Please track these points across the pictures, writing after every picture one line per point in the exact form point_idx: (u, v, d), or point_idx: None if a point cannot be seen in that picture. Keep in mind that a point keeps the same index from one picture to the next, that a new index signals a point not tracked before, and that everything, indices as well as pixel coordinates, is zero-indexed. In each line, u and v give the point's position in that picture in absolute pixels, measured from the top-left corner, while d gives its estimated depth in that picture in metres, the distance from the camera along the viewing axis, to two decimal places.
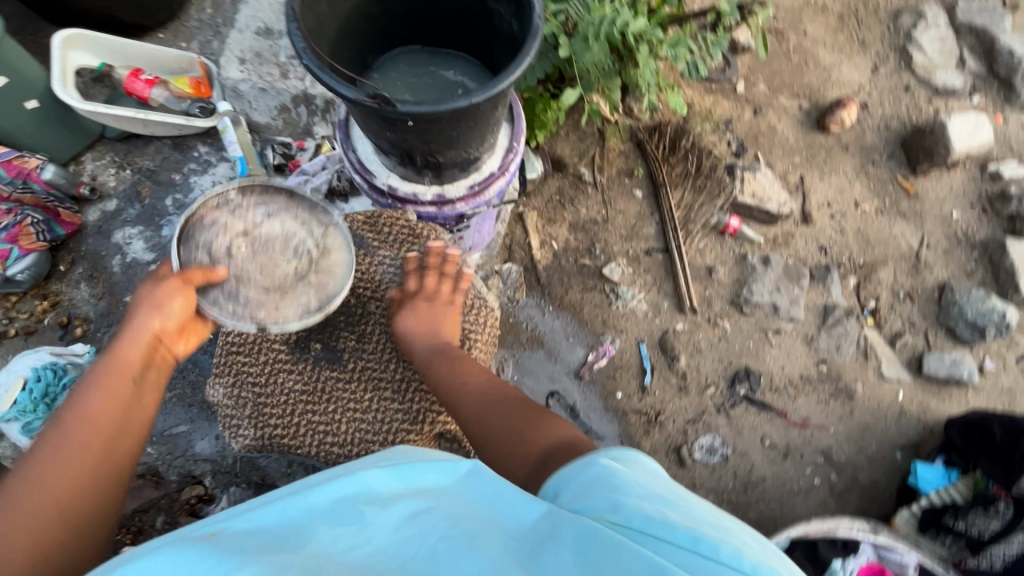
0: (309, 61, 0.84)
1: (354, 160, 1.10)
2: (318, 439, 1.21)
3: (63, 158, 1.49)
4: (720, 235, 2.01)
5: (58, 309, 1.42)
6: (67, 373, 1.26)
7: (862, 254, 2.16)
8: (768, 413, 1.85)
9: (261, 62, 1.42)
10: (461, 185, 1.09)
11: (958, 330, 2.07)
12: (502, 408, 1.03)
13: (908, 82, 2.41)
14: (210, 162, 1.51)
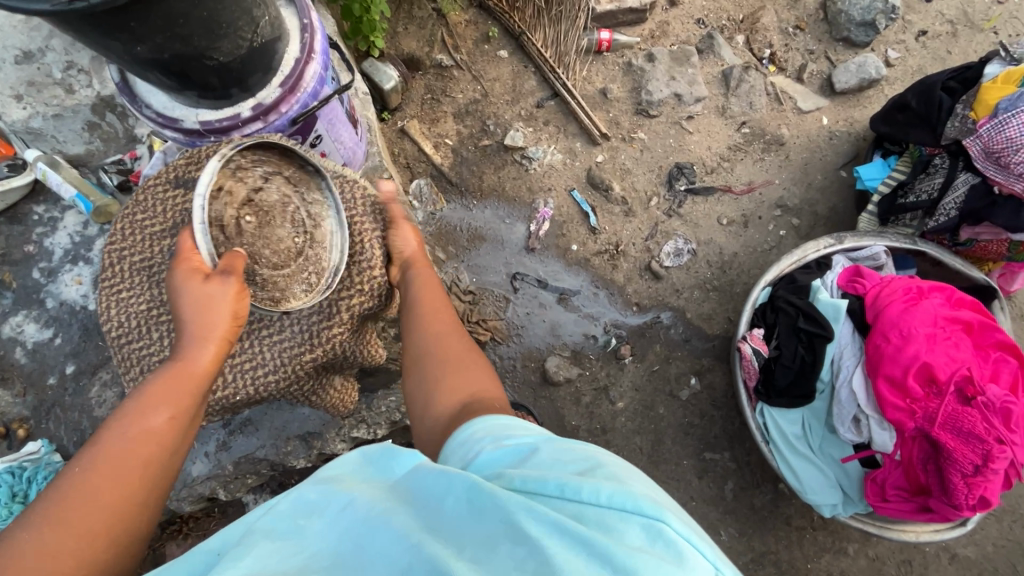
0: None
1: (152, 115, 0.99)
2: (245, 378, 1.03)
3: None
4: (598, 56, 1.94)
5: None
6: (30, 469, 1.13)
7: (739, 10, 2.10)
8: (715, 195, 1.86)
9: (39, 89, 1.22)
10: (274, 86, 1.00)
11: (853, 35, 2.06)
12: (452, 351, 0.93)
13: None
14: (55, 216, 1.29)
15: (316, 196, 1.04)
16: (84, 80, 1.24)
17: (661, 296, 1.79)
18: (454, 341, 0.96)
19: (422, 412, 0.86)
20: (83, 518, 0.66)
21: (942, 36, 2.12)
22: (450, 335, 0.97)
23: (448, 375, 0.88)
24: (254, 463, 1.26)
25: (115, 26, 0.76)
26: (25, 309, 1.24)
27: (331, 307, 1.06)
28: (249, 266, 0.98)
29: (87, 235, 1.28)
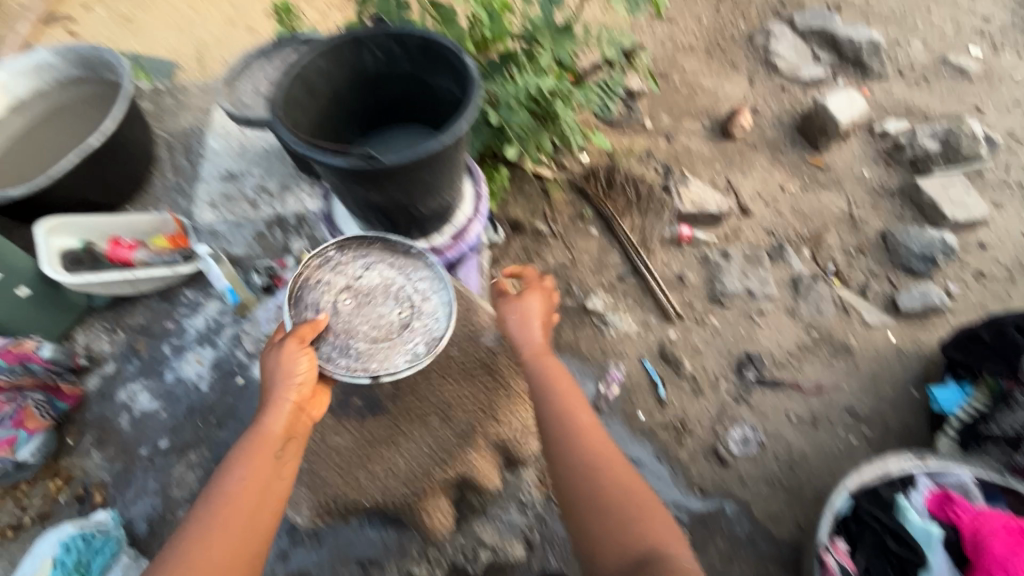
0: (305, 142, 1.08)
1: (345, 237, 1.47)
2: (386, 478, 1.42)
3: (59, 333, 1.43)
4: (677, 245, 2.18)
5: (71, 484, 1.36)
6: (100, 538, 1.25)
7: (805, 227, 2.37)
8: (783, 389, 1.90)
9: (229, 202, 1.62)
10: (444, 235, 1.48)
11: (913, 265, 2.25)
12: (609, 482, 1.10)
13: (781, 84, 2.88)
14: (199, 302, 1.51)
15: (417, 275, 1.38)
16: (268, 201, 1.61)
17: (725, 484, 1.73)
18: (606, 468, 1.12)
19: (595, 553, 1.03)
20: (195, 567, 0.92)
21: (1000, 279, 2.27)
22: (599, 454, 1.15)
23: (607, 514, 1.06)
24: None
25: (375, 180, 1.13)
26: (145, 378, 1.44)
27: (457, 432, 1.45)
28: (346, 340, 1.28)
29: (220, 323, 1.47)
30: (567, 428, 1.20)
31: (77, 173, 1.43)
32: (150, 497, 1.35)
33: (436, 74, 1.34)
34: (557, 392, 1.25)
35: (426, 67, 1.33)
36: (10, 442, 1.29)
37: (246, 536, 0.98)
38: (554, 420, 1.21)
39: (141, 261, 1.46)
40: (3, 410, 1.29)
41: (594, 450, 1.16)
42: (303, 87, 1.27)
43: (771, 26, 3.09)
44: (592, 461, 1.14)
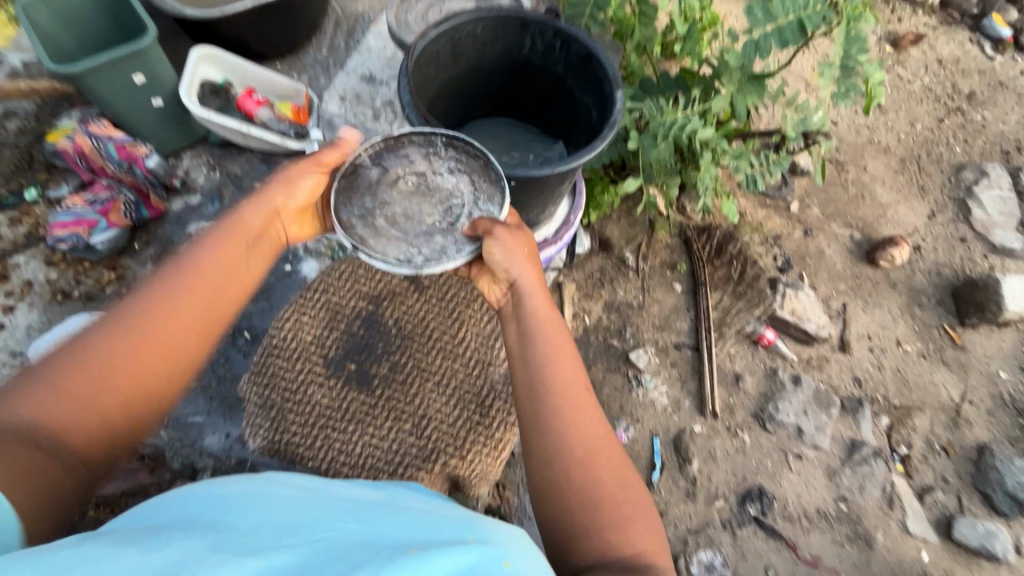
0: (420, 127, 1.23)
1: None
2: (331, 453, 1.23)
3: (169, 148, 1.64)
4: (753, 344, 2.01)
5: (120, 283, 1.54)
6: None
7: (898, 396, 2.10)
8: (777, 542, 1.75)
9: (358, 102, 1.73)
10: None
11: (995, 499, 1.94)
12: (608, 484, 0.97)
13: (963, 235, 2.50)
14: None
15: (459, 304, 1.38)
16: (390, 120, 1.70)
17: None
18: (599, 472, 0.98)
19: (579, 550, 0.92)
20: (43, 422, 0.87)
21: None
22: (598, 478, 0.97)
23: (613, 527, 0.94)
24: None
25: None
26: (216, 224, 1.56)
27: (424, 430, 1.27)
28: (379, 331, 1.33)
29: None
30: (562, 426, 1.01)
31: (248, 19, 1.55)
32: None
33: (581, 89, 1.35)
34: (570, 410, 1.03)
35: (575, 78, 1.35)
36: (92, 227, 1.49)
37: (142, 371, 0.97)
38: (542, 387, 1.04)
39: (261, 120, 1.57)
40: (101, 197, 1.50)
41: (578, 412, 1.03)
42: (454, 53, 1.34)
43: (989, 166, 2.66)
44: (584, 435, 1.01)
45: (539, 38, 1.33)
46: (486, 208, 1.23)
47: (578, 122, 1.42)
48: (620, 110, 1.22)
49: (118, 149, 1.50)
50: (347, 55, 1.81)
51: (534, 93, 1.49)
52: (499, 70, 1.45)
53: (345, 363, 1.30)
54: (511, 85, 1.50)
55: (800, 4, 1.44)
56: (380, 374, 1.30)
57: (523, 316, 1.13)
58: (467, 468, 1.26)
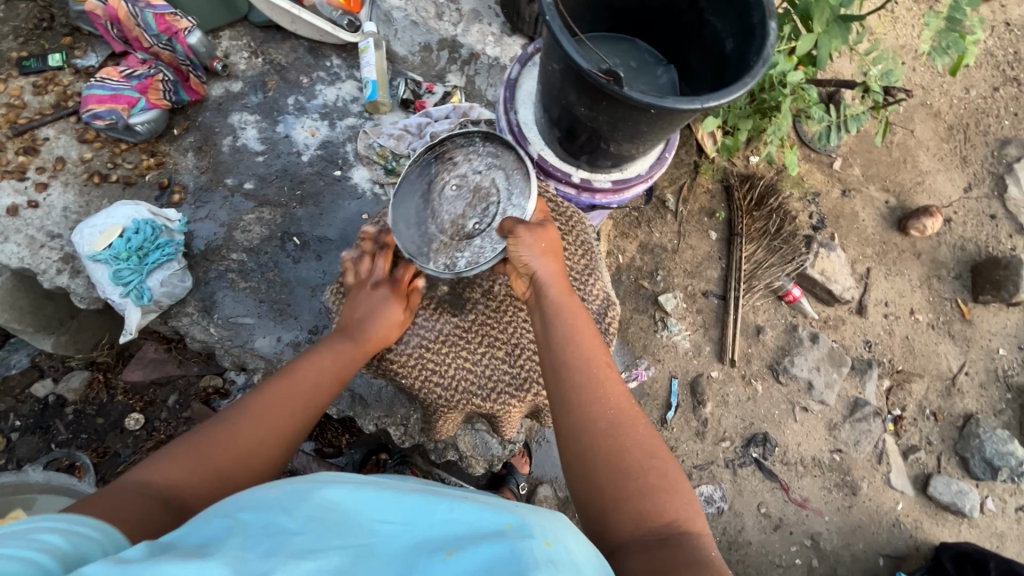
0: (552, 20, 0.99)
1: (513, 122, 1.33)
2: (424, 373, 1.22)
3: (209, 26, 1.57)
4: (777, 299, 2.03)
5: (160, 170, 1.48)
6: (161, 237, 1.33)
7: (902, 361, 2.18)
8: (772, 483, 1.88)
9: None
10: (607, 180, 1.31)
11: (971, 463, 2.08)
12: (640, 458, 0.84)
13: (995, 211, 2.47)
14: (338, 76, 1.57)
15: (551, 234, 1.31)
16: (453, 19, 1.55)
17: None
18: (626, 447, 0.85)
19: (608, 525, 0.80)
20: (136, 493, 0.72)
21: None
22: (625, 452, 0.85)
23: (642, 494, 0.81)
24: None
25: (595, 96, 1.04)
26: (260, 117, 1.52)
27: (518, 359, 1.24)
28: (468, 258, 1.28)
29: (346, 108, 1.54)
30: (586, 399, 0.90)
31: None
32: (215, 224, 1.43)
33: (717, 12, 1.14)
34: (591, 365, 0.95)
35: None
36: (131, 104, 1.42)
37: (251, 446, 0.86)
38: (566, 365, 0.95)
39: (311, 3, 1.50)
40: (139, 71, 1.44)
41: (601, 385, 0.93)
42: None
43: None
44: (612, 409, 0.90)
45: None
46: (519, 203, 1.20)
47: (703, 51, 1.21)
48: (772, 47, 1.02)
49: (156, 17, 1.43)
50: None
51: (654, 11, 1.26)
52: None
53: (439, 283, 1.25)
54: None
55: None
56: (474, 299, 1.26)
57: (543, 305, 1.05)
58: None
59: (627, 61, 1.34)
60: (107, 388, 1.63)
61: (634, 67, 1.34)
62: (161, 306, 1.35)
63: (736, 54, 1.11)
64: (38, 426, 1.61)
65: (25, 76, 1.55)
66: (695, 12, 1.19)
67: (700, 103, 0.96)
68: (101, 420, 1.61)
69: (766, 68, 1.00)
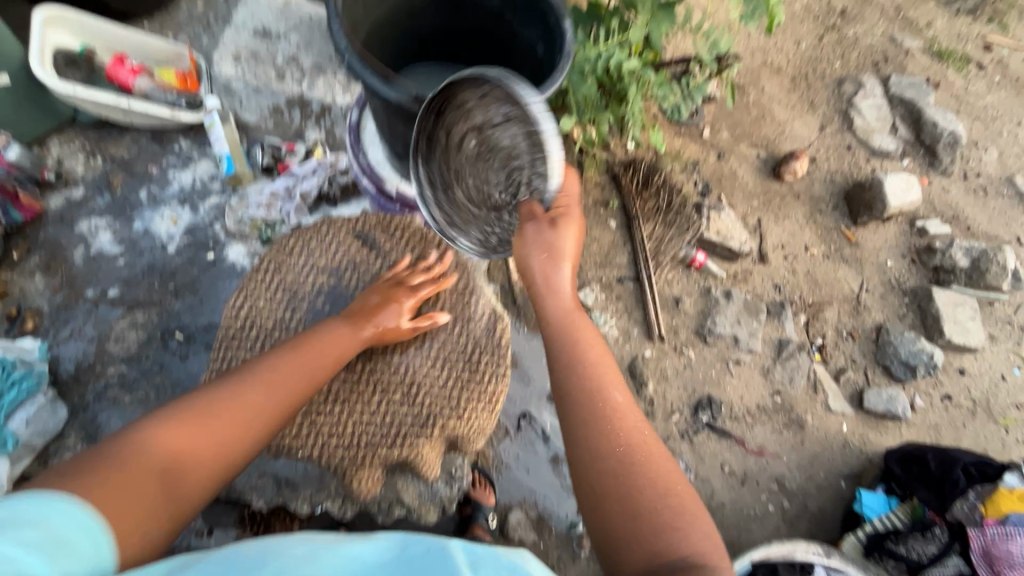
0: (348, 60, 1.02)
1: (364, 164, 1.35)
2: (325, 440, 1.23)
3: (32, 136, 1.47)
4: (686, 268, 2.13)
5: (7, 300, 1.35)
6: (16, 371, 1.22)
7: (811, 294, 2.34)
8: (728, 440, 1.94)
9: (256, 62, 1.59)
10: None
11: (893, 369, 2.25)
12: (647, 491, 0.88)
13: (850, 142, 2.73)
14: (190, 157, 1.51)
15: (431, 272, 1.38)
16: (296, 77, 1.58)
17: None
18: (646, 476, 0.90)
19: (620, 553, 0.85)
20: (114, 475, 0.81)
21: (962, 408, 2.27)
22: (646, 464, 0.91)
23: (654, 517, 0.86)
24: None
25: (418, 123, 1.07)
26: (112, 218, 1.43)
27: (416, 399, 1.25)
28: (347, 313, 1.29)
29: (206, 188, 1.47)
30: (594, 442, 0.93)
31: None
32: (84, 340, 1.33)
33: (523, 22, 1.20)
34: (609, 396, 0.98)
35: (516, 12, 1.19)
36: None
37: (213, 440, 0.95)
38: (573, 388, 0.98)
39: (141, 91, 1.45)
40: None
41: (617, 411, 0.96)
42: None
43: (864, 77, 2.87)
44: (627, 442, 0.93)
45: None
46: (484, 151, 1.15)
47: (523, 59, 1.27)
48: (572, 46, 1.07)
49: None
50: (227, 8, 1.66)
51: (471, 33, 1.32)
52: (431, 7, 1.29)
53: None
54: (446, 27, 1.33)
55: None
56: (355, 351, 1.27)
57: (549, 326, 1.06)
58: (465, 427, 1.26)
59: None
60: None
61: None
62: (36, 446, 1.22)
63: (547, 55, 1.16)
64: None
65: None
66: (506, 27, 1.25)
67: None
68: None
69: (570, 64, 1.06)
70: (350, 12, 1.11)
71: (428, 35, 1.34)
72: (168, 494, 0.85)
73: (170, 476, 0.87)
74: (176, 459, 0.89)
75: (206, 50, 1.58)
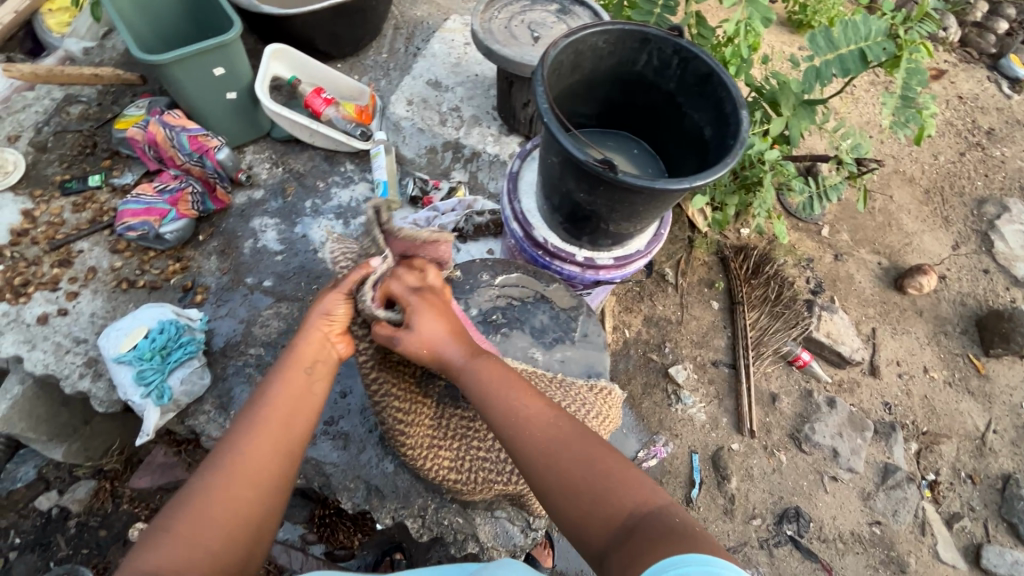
0: (549, 121, 1.10)
1: (517, 211, 1.42)
2: (441, 471, 1.26)
3: (237, 143, 1.74)
4: (788, 365, 2.02)
5: (185, 273, 1.57)
6: (185, 335, 1.39)
7: (926, 422, 2.12)
8: (813, 563, 1.75)
9: (425, 107, 1.79)
10: (610, 256, 1.38)
11: (1021, 528, 1.95)
12: (588, 471, 0.84)
13: (987, 266, 2.53)
14: (352, 179, 1.71)
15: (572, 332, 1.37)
16: (456, 125, 1.76)
17: None
18: (563, 457, 0.87)
19: (581, 540, 0.82)
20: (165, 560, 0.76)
21: None
22: (563, 447, 0.88)
23: (599, 495, 0.82)
24: (313, 469, 1.43)
25: (592, 182, 1.13)
26: (279, 220, 1.64)
27: None
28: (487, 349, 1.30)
29: (359, 207, 1.66)
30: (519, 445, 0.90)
31: (317, 19, 1.68)
32: (235, 320, 1.49)
33: (695, 106, 1.27)
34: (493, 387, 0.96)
35: (692, 95, 1.27)
36: (162, 215, 1.54)
37: (255, 482, 0.86)
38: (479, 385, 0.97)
39: (327, 118, 1.68)
40: (171, 185, 1.56)
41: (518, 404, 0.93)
42: (573, 53, 1.22)
43: (1010, 201, 2.68)
44: (533, 427, 0.90)
45: (657, 55, 1.26)
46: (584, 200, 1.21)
47: (686, 139, 1.34)
48: (747, 136, 1.11)
49: (191, 138, 1.57)
50: (406, 61, 1.92)
51: (638, 108, 1.41)
52: (608, 83, 1.36)
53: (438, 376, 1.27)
54: (618, 99, 1.41)
55: (863, 35, 1.49)
56: None
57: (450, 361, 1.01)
58: None
59: (618, 151, 1.47)
60: (112, 497, 1.58)
61: (625, 160, 1.46)
62: (179, 405, 1.36)
63: (717, 140, 1.21)
64: (39, 543, 1.55)
65: (66, 196, 1.68)
66: (675, 107, 1.33)
67: (688, 183, 1.05)
68: (104, 532, 1.55)
69: (744, 153, 1.09)
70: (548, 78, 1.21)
71: (597, 104, 1.43)
72: (221, 521, 0.82)
73: (228, 501, 0.83)
74: (237, 486, 0.85)
75: (383, 93, 1.83)
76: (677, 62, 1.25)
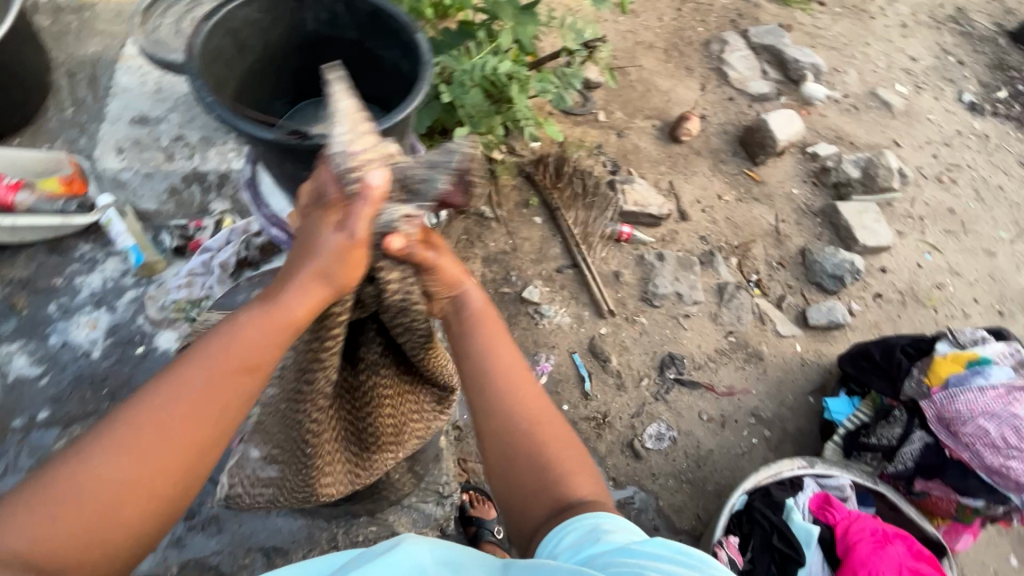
0: (220, 113, 1.03)
1: (269, 214, 1.31)
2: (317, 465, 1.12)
3: None
4: (617, 243, 2.22)
5: None
6: None
7: (735, 237, 2.49)
8: (699, 390, 2.02)
9: (140, 149, 1.67)
10: None
11: (824, 283, 2.42)
12: (550, 450, 0.91)
13: (730, 94, 2.95)
14: (96, 259, 1.52)
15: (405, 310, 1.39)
16: (185, 154, 1.65)
17: (637, 476, 1.86)
18: (546, 441, 0.91)
19: (522, 514, 0.89)
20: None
21: (893, 301, 2.46)
22: (542, 441, 0.91)
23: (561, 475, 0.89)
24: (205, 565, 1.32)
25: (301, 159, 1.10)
26: (24, 340, 1.42)
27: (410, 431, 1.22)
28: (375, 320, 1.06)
29: (119, 284, 1.49)
30: (494, 419, 0.92)
31: None
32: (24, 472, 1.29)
33: (383, 45, 1.25)
34: (490, 366, 0.94)
35: (374, 36, 1.25)
36: None
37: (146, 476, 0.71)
38: (471, 361, 0.94)
39: (24, 205, 1.44)
40: None
41: (510, 385, 0.94)
42: (227, 36, 1.15)
43: (726, 35, 3.12)
44: (523, 407, 0.93)
45: (320, 8, 1.23)
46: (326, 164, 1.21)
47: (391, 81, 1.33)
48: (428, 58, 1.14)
49: None
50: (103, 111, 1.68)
51: (338, 67, 1.37)
52: (291, 52, 1.30)
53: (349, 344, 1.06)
54: (314, 64, 1.35)
55: None
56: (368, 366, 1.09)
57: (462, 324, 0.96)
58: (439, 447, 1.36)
59: None
60: None
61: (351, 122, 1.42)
62: None
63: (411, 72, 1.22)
64: None
65: None
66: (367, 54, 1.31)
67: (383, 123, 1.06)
68: None
69: (429, 80, 1.12)
70: (211, 73, 1.13)
71: (297, 76, 1.36)
72: (93, 517, 0.68)
73: (91, 500, 0.68)
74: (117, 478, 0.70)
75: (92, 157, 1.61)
76: (341, 9, 1.22)
